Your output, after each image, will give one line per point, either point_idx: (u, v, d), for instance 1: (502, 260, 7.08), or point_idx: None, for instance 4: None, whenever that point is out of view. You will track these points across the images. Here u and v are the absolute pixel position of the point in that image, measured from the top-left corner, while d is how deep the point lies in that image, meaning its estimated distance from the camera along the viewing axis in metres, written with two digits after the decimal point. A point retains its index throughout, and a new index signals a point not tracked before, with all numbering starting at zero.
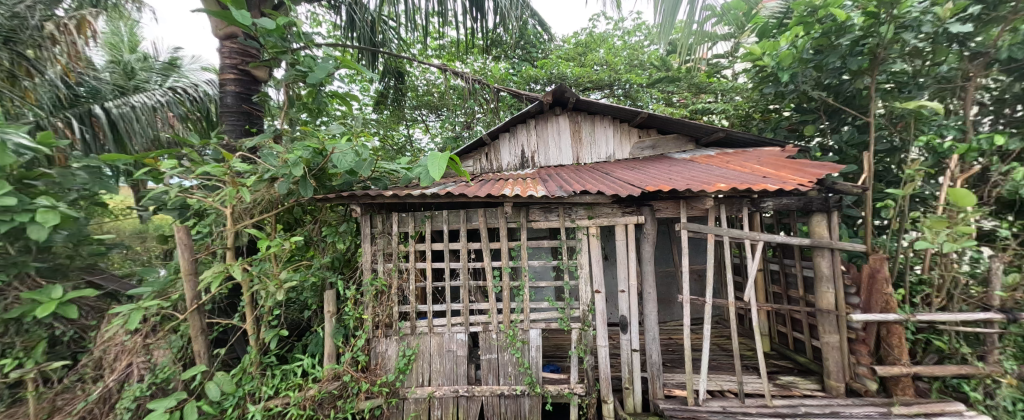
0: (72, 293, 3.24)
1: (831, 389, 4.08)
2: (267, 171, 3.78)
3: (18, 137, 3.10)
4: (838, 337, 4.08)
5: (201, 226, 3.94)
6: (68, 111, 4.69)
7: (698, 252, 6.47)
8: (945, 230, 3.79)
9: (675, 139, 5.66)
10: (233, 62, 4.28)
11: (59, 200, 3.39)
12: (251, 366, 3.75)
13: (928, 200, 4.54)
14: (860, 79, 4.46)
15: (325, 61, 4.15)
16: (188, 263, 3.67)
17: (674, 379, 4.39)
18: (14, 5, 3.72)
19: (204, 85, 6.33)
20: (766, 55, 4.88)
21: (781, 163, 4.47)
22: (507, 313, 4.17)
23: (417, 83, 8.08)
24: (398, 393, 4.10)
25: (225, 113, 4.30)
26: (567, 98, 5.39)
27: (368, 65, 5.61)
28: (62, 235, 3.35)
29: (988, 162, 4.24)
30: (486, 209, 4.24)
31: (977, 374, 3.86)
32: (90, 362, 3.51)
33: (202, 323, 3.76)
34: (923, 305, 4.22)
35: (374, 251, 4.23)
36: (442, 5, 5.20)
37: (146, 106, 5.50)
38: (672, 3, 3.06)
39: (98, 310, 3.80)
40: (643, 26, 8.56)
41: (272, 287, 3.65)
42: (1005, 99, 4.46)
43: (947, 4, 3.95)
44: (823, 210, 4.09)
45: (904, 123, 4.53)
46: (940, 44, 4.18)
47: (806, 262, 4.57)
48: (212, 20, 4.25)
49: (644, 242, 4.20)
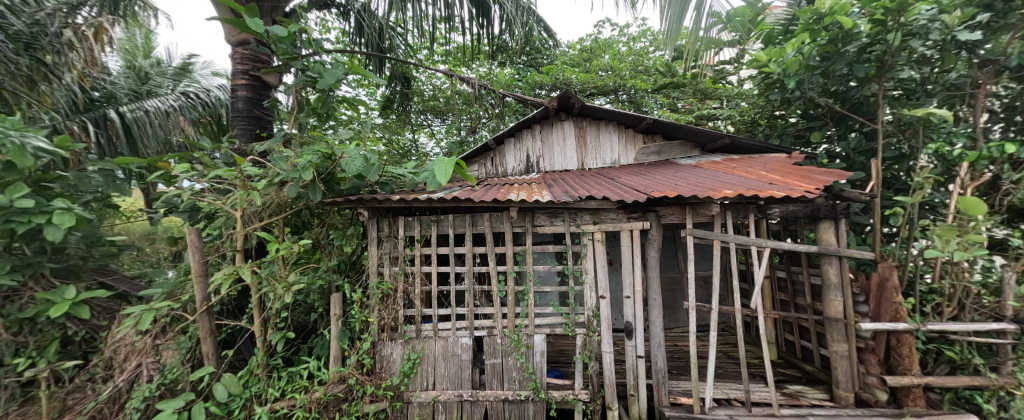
0: (84, 293, 3.30)
1: (840, 399, 4.03)
2: (278, 174, 3.85)
3: (37, 141, 3.17)
4: (846, 346, 4.03)
5: (211, 228, 3.98)
6: (85, 116, 4.82)
7: (704, 257, 6.42)
8: (956, 239, 3.77)
9: (680, 145, 5.63)
10: (245, 68, 4.38)
11: (75, 202, 3.46)
12: (257, 368, 3.80)
13: (937, 208, 4.50)
14: (867, 86, 4.44)
15: (334, 67, 4.22)
16: (198, 264, 3.73)
17: (679, 387, 4.34)
18: (34, 13, 3.89)
19: (215, 90, 6.41)
20: (772, 62, 4.80)
21: (788, 170, 4.45)
22: (512, 318, 4.16)
23: (423, 88, 8.23)
24: (402, 397, 4.12)
25: (236, 118, 4.39)
26: (572, 103, 5.45)
27: (375, 70, 5.76)
28: (75, 237, 3.46)
29: (999, 169, 4.19)
30: (492, 213, 4.25)
31: (990, 386, 3.79)
32: (100, 362, 3.57)
33: (210, 325, 3.79)
34: (934, 314, 4.16)
35: (380, 254, 4.26)
36: (449, 11, 5.22)
37: (159, 111, 5.65)
38: (679, 8, 3.05)
39: (110, 311, 3.87)
40: (648, 32, 8.67)
41: (281, 289, 3.71)
42: (1016, 107, 4.40)
43: (955, 12, 3.94)
44: (830, 217, 4.08)
45: (912, 130, 4.50)
46: (948, 51, 4.15)
47: (813, 269, 4.52)
48: (225, 28, 4.35)
49: (650, 249, 4.20)
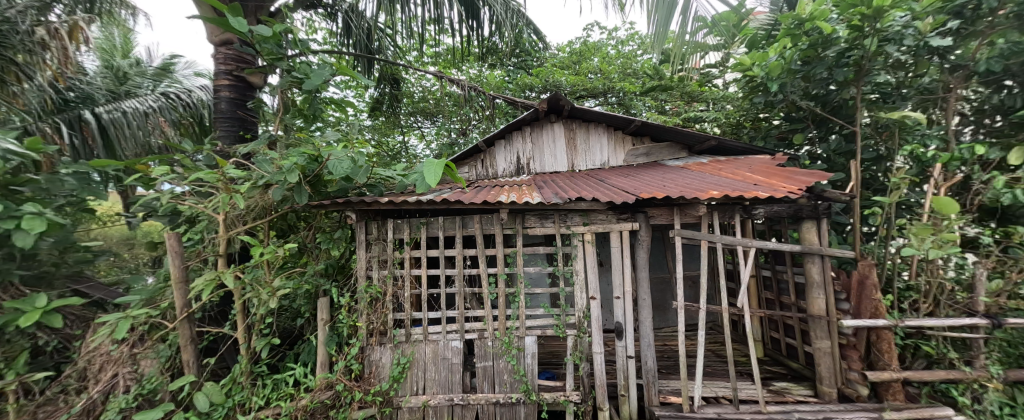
0: (57, 302, 3.16)
1: (823, 395, 4.12)
2: (262, 177, 3.75)
3: (5, 143, 3.04)
4: (829, 342, 4.13)
5: (192, 233, 3.89)
6: (58, 117, 4.75)
7: (692, 257, 6.51)
8: (931, 237, 3.88)
9: (668, 147, 5.70)
10: (228, 68, 4.27)
11: (46, 206, 3.31)
12: (240, 376, 3.70)
13: (913, 207, 4.65)
14: (846, 89, 4.57)
15: (321, 68, 4.15)
16: (179, 270, 3.62)
17: (669, 386, 4.38)
18: (4, 10, 3.72)
19: (198, 91, 6.20)
20: (755, 66, 4.95)
21: (771, 171, 4.55)
22: (502, 320, 4.15)
23: (413, 90, 8.16)
24: (392, 403, 4.04)
25: (219, 119, 4.28)
26: (562, 105, 5.47)
27: (363, 72, 5.69)
28: (47, 242, 3.30)
29: (970, 170, 4.36)
30: (482, 215, 4.23)
31: (964, 379, 3.93)
32: (74, 373, 3.44)
33: (191, 332, 3.68)
34: (911, 311, 4.30)
35: (369, 257, 4.20)
36: (438, 12, 5.18)
37: (137, 112, 5.48)
38: (665, 13, 3.09)
39: (83, 319, 3.74)
40: (636, 35, 8.80)
41: (265, 294, 3.62)
42: (985, 110, 4.58)
43: (927, 19, 4.11)
44: (813, 217, 4.18)
45: (889, 133, 4.64)
46: (921, 56, 4.34)
47: (797, 268, 4.62)
48: (208, 27, 4.25)
49: (639, 249, 4.23)
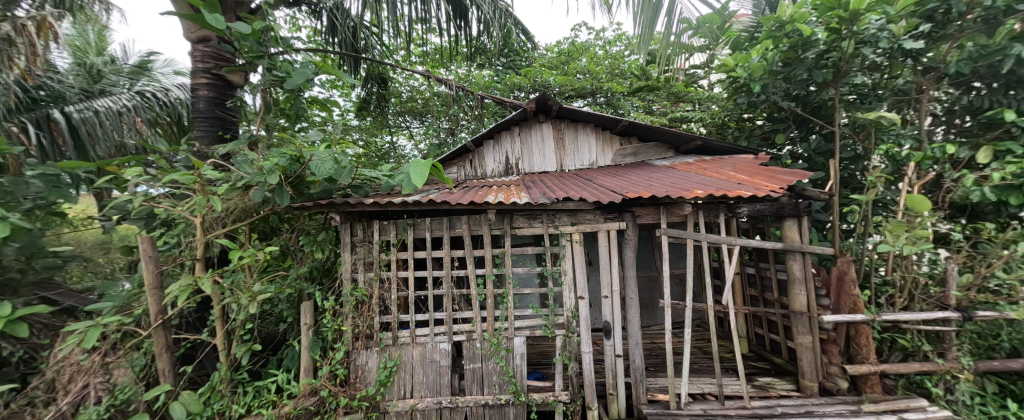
0: (23, 310, 2.99)
1: (805, 389, 4.21)
2: (241, 178, 3.62)
3: None
4: (810, 338, 4.23)
5: (169, 236, 3.81)
6: (24, 116, 4.52)
7: (678, 256, 6.59)
8: (905, 234, 4.00)
9: (655, 147, 5.75)
10: (206, 66, 4.13)
11: (11, 210, 3.13)
12: (220, 384, 3.58)
13: (889, 205, 4.80)
14: (825, 91, 4.68)
15: (304, 66, 4.06)
16: (153, 276, 3.48)
17: (656, 384, 4.42)
18: None
19: (175, 89, 6.01)
20: (739, 67, 5.10)
21: (754, 170, 4.62)
22: (491, 321, 4.12)
23: (401, 90, 8.06)
24: (379, 407, 3.98)
25: (198, 119, 4.14)
26: (550, 105, 5.47)
27: (349, 71, 5.58)
28: (12, 248, 3.14)
29: (942, 169, 4.51)
30: (470, 216, 4.20)
31: (937, 370, 4.05)
32: (41, 384, 3.28)
33: (167, 339, 3.55)
34: (888, 305, 4.43)
35: (354, 260, 4.12)
36: (425, 11, 5.11)
37: (111, 110, 5.27)
38: (650, 15, 3.11)
39: (52, 328, 3.58)
40: (623, 36, 8.86)
41: (245, 299, 3.51)
42: (955, 111, 4.75)
43: (901, 23, 4.25)
44: (795, 215, 4.27)
45: (866, 133, 4.77)
46: (895, 59, 4.48)
47: (779, 265, 4.71)
48: (184, 24, 4.10)
49: (626, 249, 4.25)
